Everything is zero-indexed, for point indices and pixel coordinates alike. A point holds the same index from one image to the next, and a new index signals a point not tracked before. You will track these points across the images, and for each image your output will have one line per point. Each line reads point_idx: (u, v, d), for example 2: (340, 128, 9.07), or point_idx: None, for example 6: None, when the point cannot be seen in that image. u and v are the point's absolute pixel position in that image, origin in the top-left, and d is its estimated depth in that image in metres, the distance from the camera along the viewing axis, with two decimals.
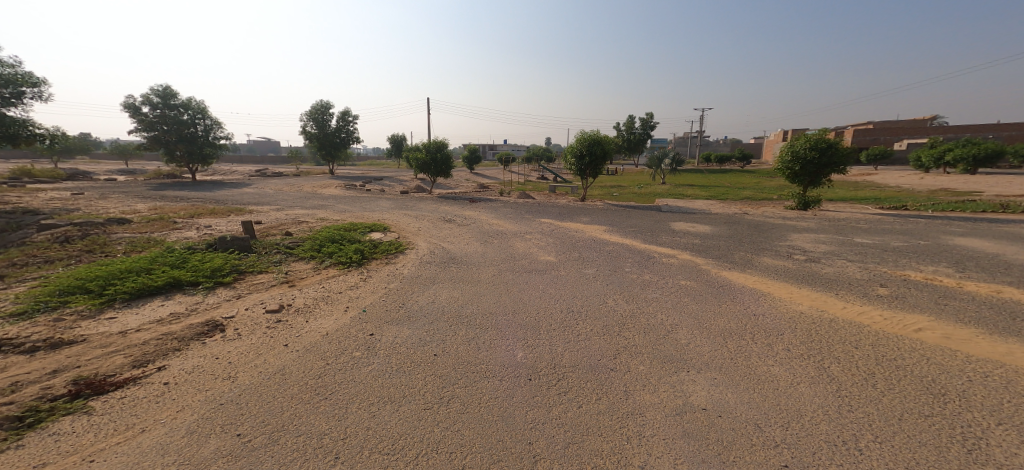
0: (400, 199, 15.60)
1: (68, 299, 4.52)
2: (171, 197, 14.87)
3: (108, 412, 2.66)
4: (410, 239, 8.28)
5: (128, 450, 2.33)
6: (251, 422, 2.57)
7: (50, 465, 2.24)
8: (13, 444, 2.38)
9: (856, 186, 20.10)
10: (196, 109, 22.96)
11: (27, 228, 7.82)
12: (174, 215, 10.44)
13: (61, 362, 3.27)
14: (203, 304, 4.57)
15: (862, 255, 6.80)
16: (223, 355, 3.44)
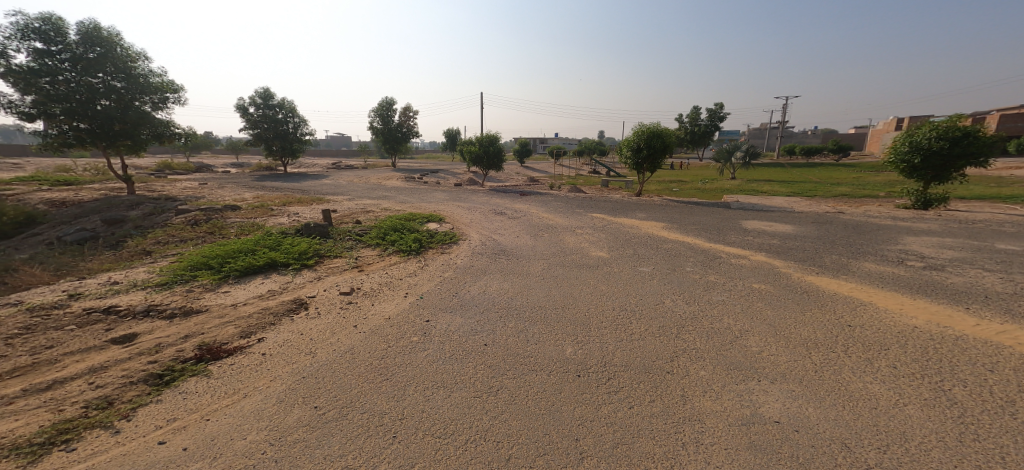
0: (455, 191, 16.33)
1: (196, 273, 5.49)
2: (270, 187, 17.29)
3: (220, 376, 3.16)
4: (463, 230, 8.63)
5: (234, 412, 2.73)
6: (326, 395, 2.86)
7: (178, 419, 2.71)
8: (155, 398, 2.93)
9: (1000, 181, 16.49)
10: (288, 108, 26.44)
11: (167, 213, 9.67)
12: (271, 202, 12.11)
13: (188, 328, 3.97)
14: (292, 284, 5.23)
15: (1005, 264, 5.50)
16: (306, 331, 3.88)
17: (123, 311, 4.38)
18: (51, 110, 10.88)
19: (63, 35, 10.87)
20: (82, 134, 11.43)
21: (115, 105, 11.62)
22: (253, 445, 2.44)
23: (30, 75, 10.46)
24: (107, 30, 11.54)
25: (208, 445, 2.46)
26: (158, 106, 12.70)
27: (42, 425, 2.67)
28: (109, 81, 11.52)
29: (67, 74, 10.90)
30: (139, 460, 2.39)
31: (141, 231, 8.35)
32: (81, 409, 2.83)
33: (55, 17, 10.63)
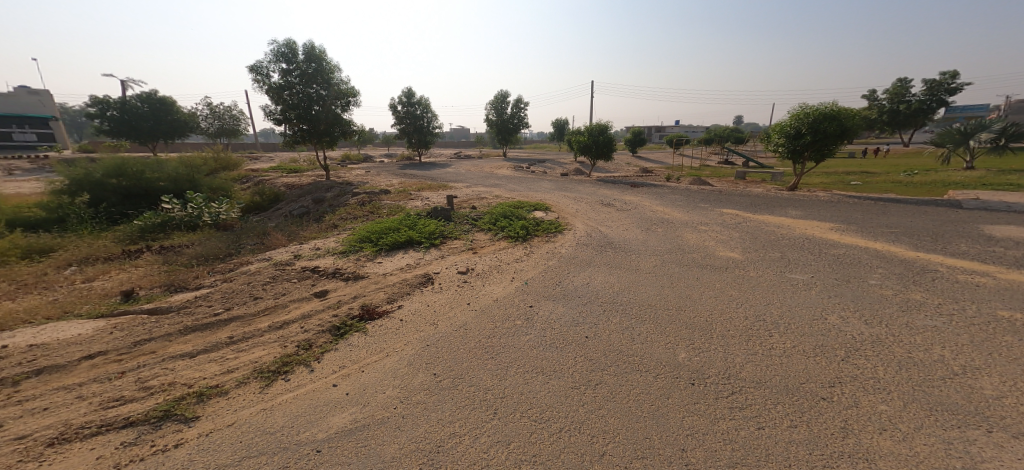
0: (561, 181, 16.36)
1: (362, 246, 7.02)
2: (410, 175, 20.35)
3: (371, 335, 4.03)
4: (569, 220, 8.81)
5: (379, 367, 3.44)
6: (448, 365, 3.43)
7: (346, 367, 3.49)
8: (332, 346, 3.86)
9: None
10: (423, 105, 30.46)
11: (347, 195, 12.28)
12: (413, 188, 14.29)
13: (357, 290, 5.21)
14: (424, 260, 6.34)
15: None
16: (431, 303, 4.71)
17: (318, 272, 5.94)
18: (288, 116, 14.94)
19: (295, 56, 14.54)
20: (299, 133, 15.32)
21: (322, 110, 15.14)
22: (390, 398, 3.02)
23: (278, 90, 14.52)
24: (319, 49, 14.85)
25: (361, 393, 3.10)
26: (349, 109, 15.92)
27: (273, 355, 3.75)
28: (317, 91, 14.97)
29: (295, 87, 14.66)
30: (319, 396, 3.12)
31: (331, 209, 10.91)
32: (294, 347, 3.88)
33: (289, 42, 14.18)
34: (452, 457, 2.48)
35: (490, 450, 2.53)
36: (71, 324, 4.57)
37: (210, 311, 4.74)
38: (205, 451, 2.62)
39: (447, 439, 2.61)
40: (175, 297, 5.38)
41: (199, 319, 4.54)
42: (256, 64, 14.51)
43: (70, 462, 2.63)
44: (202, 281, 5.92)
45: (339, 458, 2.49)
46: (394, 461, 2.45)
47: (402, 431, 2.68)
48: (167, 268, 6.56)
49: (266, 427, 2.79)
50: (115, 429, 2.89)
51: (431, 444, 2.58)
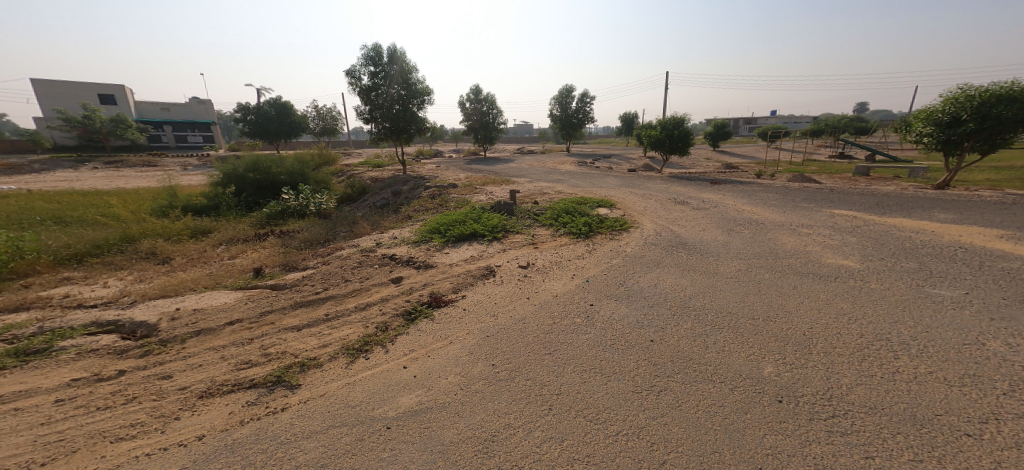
0: (628, 177, 15.69)
1: (432, 237, 7.39)
2: (476, 169, 20.90)
3: (437, 322, 4.25)
4: (637, 218, 8.42)
5: (443, 354, 3.61)
6: (505, 357, 3.51)
7: (414, 350, 3.72)
8: (404, 330, 4.14)
9: None
10: (489, 101, 30.93)
11: (420, 188, 12.98)
12: (478, 182, 14.67)
13: (428, 278, 5.52)
14: (487, 252, 6.52)
15: None
16: (492, 296, 4.83)
17: (395, 260, 6.39)
18: (374, 115, 16.17)
19: (381, 59, 15.63)
20: (379, 131, 16.51)
21: (401, 109, 16.13)
22: (452, 384, 3.17)
23: (365, 91, 15.75)
24: (400, 51, 15.77)
25: (427, 377, 3.29)
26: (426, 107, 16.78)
27: (355, 334, 4.12)
28: (396, 91, 15.96)
29: (378, 88, 15.77)
30: (389, 376, 3.37)
31: (406, 201, 11.61)
32: (373, 328, 4.23)
33: (375, 46, 15.25)
34: (506, 447, 2.54)
35: (544, 444, 2.54)
36: (217, 294, 5.46)
37: (308, 291, 5.33)
38: (302, 415, 2.93)
39: (503, 429, 2.68)
40: (290, 275, 6.18)
41: (301, 297, 5.12)
42: (349, 68, 15.88)
43: (210, 413, 3.06)
44: (303, 263, 6.69)
45: (406, 435, 2.67)
46: (454, 445, 2.57)
47: (460, 417, 2.79)
48: (283, 250, 7.54)
49: (349, 401, 3.05)
50: (242, 388, 3.34)
51: (487, 432, 2.66)
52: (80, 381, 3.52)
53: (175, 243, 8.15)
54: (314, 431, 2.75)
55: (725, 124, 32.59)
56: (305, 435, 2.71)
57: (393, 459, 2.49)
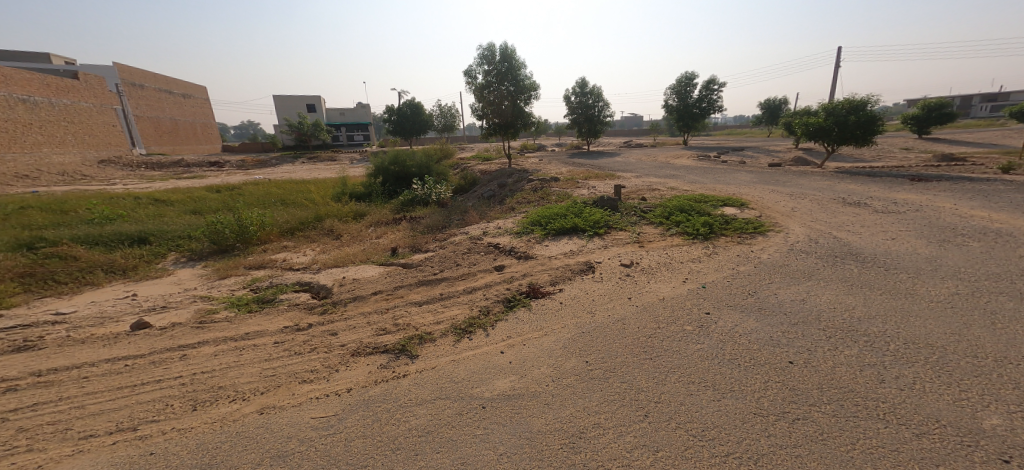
0: (766, 173, 13.84)
1: (533, 229, 7.56)
2: (579, 163, 20.60)
3: (535, 312, 4.36)
4: (780, 219, 7.42)
5: (537, 345, 3.70)
6: (597, 355, 3.46)
7: (513, 337, 3.88)
8: (506, 316, 4.33)
9: None
10: (595, 94, 29.97)
11: (524, 181, 13.29)
12: (580, 176, 14.44)
13: (528, 268, 5.68)
14: (587, 248, 6.43)
15: None
16: (591, 291, 4.77)
17: (499, 249, 6.69)
18: (484, 111, 16.98)
19: (493, 57, 16.27)
20: (489, 126, 17.29)
21: (510, 105, 16.59)
22: (545, 375, 3.24)
23: (478, 88, 16.61)
24: (511, 48, 16.16)
25: (522, 365, 3.41)
26: (532, 102, 17.00)
27: (460, 316, 4.43)
28: (506, 87, 16.45)
29: (491, 85, 16.45)
30: (489, 359, 3.57)
31: (510, 193, 11.99)
32: (477, 311, 4.50)
33: (490, 44, 15.92)
34: (594, 446, 2.50)
35: (635, 451, 2.44)
36: (366, 268, 6.39)
37: (427, 272, 5.90)
38: (416, 384, 3.26)
39: (591, 428, 2.64)
40: (417, 255, 6.92)
41: (423, 277, 5.70)
42: (466, 68, 16.89)
43: (356, 370, 3.55)
44: (425, 246, 7.42)
45: (498, 417, 2.81)
46: (541, 434, 2.63)
47: (549, 409, 2.84)
48: (411, 234, 8.45)
49: (453, 376, 3.32)
50: (378, 352, 3.84)
51: (575, 428, 2.66)
52: (284, 329, 4.39)
53: (344, 223, 9.75)
54: (423, 400, 3.04)
55: (947, 103, 26.53)
56: (413, 404, 3.00)
57: (485, 438, 2.63)
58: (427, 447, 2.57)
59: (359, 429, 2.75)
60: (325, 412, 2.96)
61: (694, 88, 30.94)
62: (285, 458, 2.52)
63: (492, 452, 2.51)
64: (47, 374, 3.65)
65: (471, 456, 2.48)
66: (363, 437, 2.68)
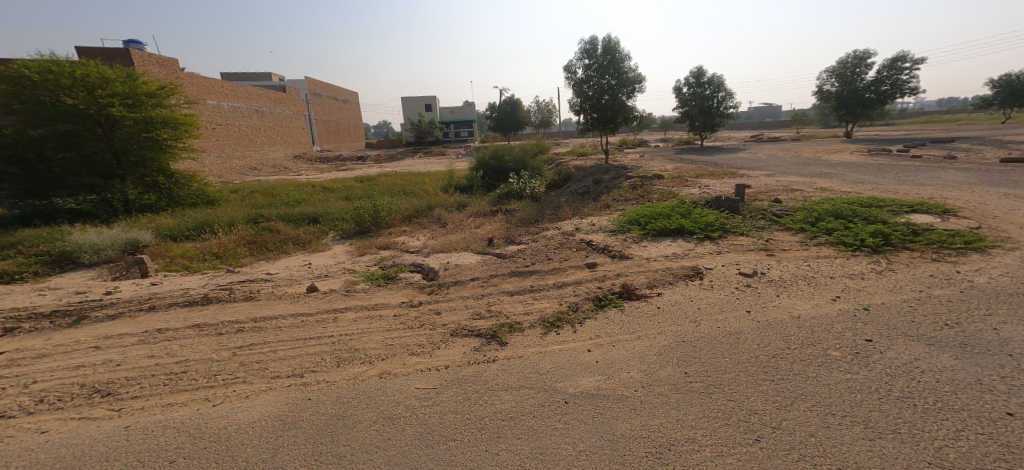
0: (990, 172, 11.02)
1: (631, 227, 7.29)
2: (688, 159, 19.12)
3: (627, 314, 4.21)
4: (1017, 234, 5.88)
5: (629, 348, 3.56)
6: (698, 366, 3.22)
7: (603, 337, 3.81)
8: (598, 315, 4.25)
9: None
10: (716, 83, 27.25)
11: (622, 178, 12.76)
12: (688, 174, 13.35)
13: (621, 268, 5.49)
14: (694, 251, 5.96)
15: None
16: (697, 299, 4.44)
17: (592, 246, 6.58)
18: (583, 106, 16.71)
19: (595, 51, 15.93)
20: (589, 121, 16.86)
21: (611, 99, 16.00)
22: (633, 379, 3.12)
23: (578, 83, 16.38)
24: (614, 41, 15.70)
25: (609, 366, 3.32)
26: (635, 95, 16.19)
27: (547, 310, 4.48)
28: (608, 80, 15.94)
29: (592, 80, 16.11)
30: (577, 355, 3.54)
31: (606, 190, 11.64)
32: (565, 307, 4.50)
33: (593, 38, 15.65)
34: (684, 460, 2.34)
35: None
36: (466, 255, 6.83)
37: (520, 263, 6.07)
38: (504, 371, 3.39)
39: (683, 442, 2.48)
40: (511, 247, 7.16)
41: (516, 267, 5.88)
42: (567, 64, 16.81)
43: (454, 349, 3.82)
44: (519, 238, 7.63)
45: (580, 415, 2.78)
46: (624, 438, 2.54)
47: (635, 415, 2.72)
48: (507, 226, 8.75)
49: (538, 368, 3.38)
50: (472, 335, 4.08)
51: (664, 438, 2.52)
52: (401, 304, 4.92)
53: (450, 212, 10.51)
54: (509, 387, 3.15)
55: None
56: (499, 388, 3.13)
57: (565, 432, 2.63)
58: (509, 431, 2.67)
59: (452, 404, 2.96)
60: (427, 384, 3.25)
61: (866, 69, 26.31)
62: (393, 420, 2.81)
63: (570, 446, 2.51)
64: (257, 321, 4.56)
65: (549, 448, 2.50)
66: (454, 413, 2.87)
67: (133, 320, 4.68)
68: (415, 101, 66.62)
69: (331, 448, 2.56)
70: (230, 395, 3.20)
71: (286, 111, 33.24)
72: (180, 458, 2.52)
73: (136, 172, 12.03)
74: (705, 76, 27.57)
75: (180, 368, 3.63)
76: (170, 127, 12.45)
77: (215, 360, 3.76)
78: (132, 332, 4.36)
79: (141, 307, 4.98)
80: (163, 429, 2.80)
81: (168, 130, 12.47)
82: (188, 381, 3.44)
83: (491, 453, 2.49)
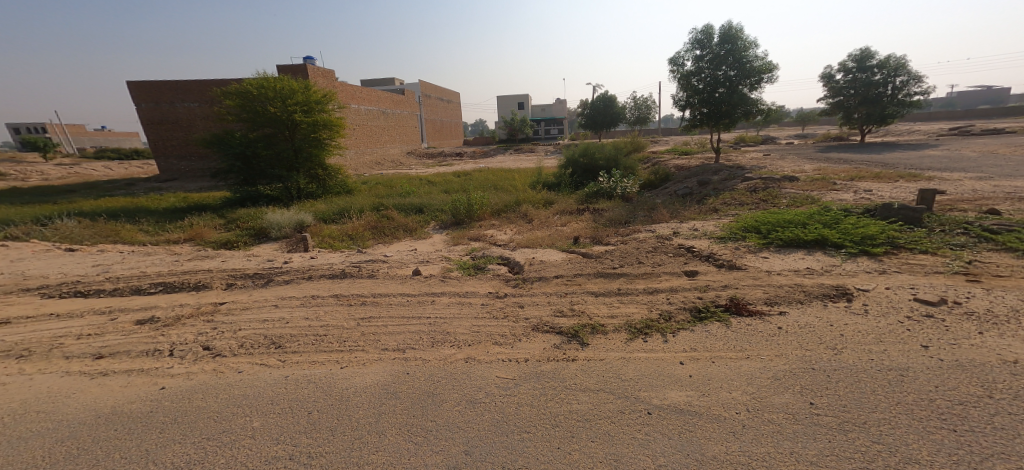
0: None
1: (746, 235, 6.53)
2: (838, 159, 16.22)
3: (734, 330, 3.80)
4: None
5: (733, 367, 3.22)
6: (829, 398, 2.77)
7: (698, 351, 3.50)
8: (701, 328, 3.91)
9: None
10: (892, 67, 22.67)
11: (736, 179, 11.45)
12: (837, 176, 11.35)
13: (728, 279, 4.96)
14: (838, 269, 5.08)
15: None
16: (838, 324, 3.78)
17: (692, 252, 6.07)
18: (691, 100, 15.32)
19: (710, 40, 14.53)
20: (699, 117, 15.36)
21: (727, 91, 14.38)
22: (735, 401, 2.81)
23: (687, 76, 15.07)
24: (735, 28, 14.14)
25: (706, 383, 3.04)
26: (759, 86, 14.33)
27: (642, 316, 4.24)
28: (725, 71, 14.37)
29: (705, 72, 14.71)
30: (667, 367, 3.31)
31: (716, 192, 10.56)
32: (657, 315, 4.22)
33: (708, 26, 14.30)
34: None
35: None
36: (551, 252, 6.83)
37: (607, 264, 5.88)
38: (585, 371, 3.32)
39: None
40: (597, 247, 6.96)
41: (601, 268, 5.70)
42: (673, 56, 15.58)
43: (535, 344, 3.87)
44: (607, 238, 7.38)
45: (665, 428, 2.60)
46: (717, 462, 2.30)
47: (734, 439, 2.45)
48: (594, 225, 8.52)
49: (621, 374, 3.24)
50: (554, 332, 4.09)
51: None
52: (487, 294, 5.15)
53: (536, 209, 10.61)
54: (588, 388, 3.08)
55: None
56: (577, 388, 3.08)
57: (645, 443, 2.49)
58: (584, 432, 2.62)
59: (528, 397, 3.02)
60: (507, 374, 3.35)
61: None
62: (474, 404, 2.97)
63: (647, 459, 2.36)
64: (377, 297, 5.18)
65: (625, 456, 2.39)
66: (529, 405, 2.92)
67: (300, 286, 5.71)
68: (512, 100, 69.19)
69: (421, 421, 2.80)
70: (350, 361, 3.70)
71: (404, 111, 36.99)
72: (316, 410, 2.97)
73: (306, 166, 14.61)
74: (873, 58, 23.21)
75: (320, 331, 4.33)
76: (327, 128, 14.66)
77: (345, 327, 4.40)
78: (299, 296, 5.33)
79: (303, 275, 6.05)
80: (306, 383, 3.35)
81: (326, 132, 14.73)
82: (324, 343, 4.07)
83: (562, 451, 2.48)
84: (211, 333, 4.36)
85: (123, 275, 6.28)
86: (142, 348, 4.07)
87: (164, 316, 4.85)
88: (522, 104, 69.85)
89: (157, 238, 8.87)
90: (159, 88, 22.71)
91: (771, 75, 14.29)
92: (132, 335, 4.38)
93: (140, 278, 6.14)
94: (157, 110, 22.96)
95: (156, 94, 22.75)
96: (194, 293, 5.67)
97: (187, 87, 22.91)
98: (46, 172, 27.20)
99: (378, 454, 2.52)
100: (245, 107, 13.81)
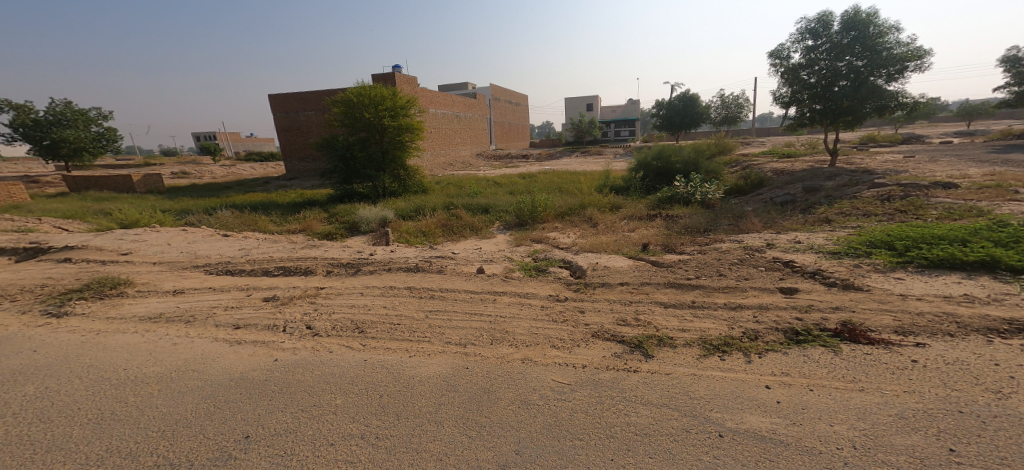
0: None
1: (872, 251, 5.54)
2: (1018, 162, 12.96)
3: (843, 358, 3.26)
4: None
5: (837, 398, 2.76)
6: (979, 449, 2.22)
7: (788, 377, 3.07)
8: (802, 352, 3.40)
9: None
10: None
11: (860, 185, 9.82)
12: (1015, 183, 9.07)
13: (841, 301, 4.25)
14: (1011, 298, 4.04)
15: None
16: (1003, 365, 3.00)
17: (792, 268, 5.35)
18: (800, 96, 13.46)
19: (828, 29, 12.67)
20: (813, 115, 13.40)
21: (851, 85, 12.36)
22: (838, 436, 2.41)
23: (796, 70, 13.30)
24: (864, 13, 12.16)
25: (798, 412, 2.65)
26: (899, 77, 12.06)
27: (727, 332, 3.84)
28: (850, 62, 12.37)
29: (820, 64, 12.85)
30: (750, 389, 2.96)
31: (830, 200, 9.15)
32: (741, 333, 3.79)
33: (827, 13, 12.50)
34: None
35: None
36: (616, 258, 6.54)
37: (681, 274, 5.44)
38: (647, 384, 3.12)
39: None
40: (669, 255, 6.50)
41: (674, 278, 5.29)
42: (776, 48, 13.84)
43: (595, 350, 3.75)
44: (680, 247, 6.85)
45: (741, 454, 2.33)
46: None
47: None
48: (666, 232, 7.95)
49: (689, 391, 2.97)
50: (617, 340, 3.90)
51: None
52: (549, 296, 5.10)
53: (602, 213, 10.25)
54: (650, 402, 2.89)
55: None
56: (638, 401, 2.91)
57: (712, 467, 2.26)
58: (642, 447, 2.46)
59: (584, 404, 2.93)
60: (563, 378, 3.29)
61: None
62: (528, 405, 2.97)
63: None
64: (448, 292, 5.46)
65: None
66: (585, 412, 2.84)
67: (383, 277, 6.27)
68: (584, 101, 68.34)
69: (477, 416, 2.89)
70: (417, 351, 3.95)
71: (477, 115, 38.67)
72: (386, 394, 3.22)
73: (391, 167, 15.97)
74: None
75: (395, 320, 4.70)
76: (409, 131, 15.99)
77: (415, 318, 4.72)
78: (381, 285, 5.85)
79: (384, 267, 6.63)
80: (378, 367, 3.67)
81: (408, 135, 16.07)
82: (397, 331, 4.41)
83: (616, 464, 2.36)
84: (313, 314, 5.00)
85: (257, 259, 7.50)
86: (262, 322, 4.82)
87: (282, 295, 5.69)
88: (594, 104, 68.21)
89: (282, 228, 10.44)
90: (287, 99, 26.69)
91: (917, 63, 11.93)
92: (257, 309, 5.20)
93: (267, 261, 7.27)
94: (283, 118, 26.98)
95: (286, 104, 26.77)
96: (303, 277, 6.55)
97: (307, 97, 26.56)
98: (212, 172, 33.74)
99: (435, 442, 2.65)
100: (347, 114, 15.61)
